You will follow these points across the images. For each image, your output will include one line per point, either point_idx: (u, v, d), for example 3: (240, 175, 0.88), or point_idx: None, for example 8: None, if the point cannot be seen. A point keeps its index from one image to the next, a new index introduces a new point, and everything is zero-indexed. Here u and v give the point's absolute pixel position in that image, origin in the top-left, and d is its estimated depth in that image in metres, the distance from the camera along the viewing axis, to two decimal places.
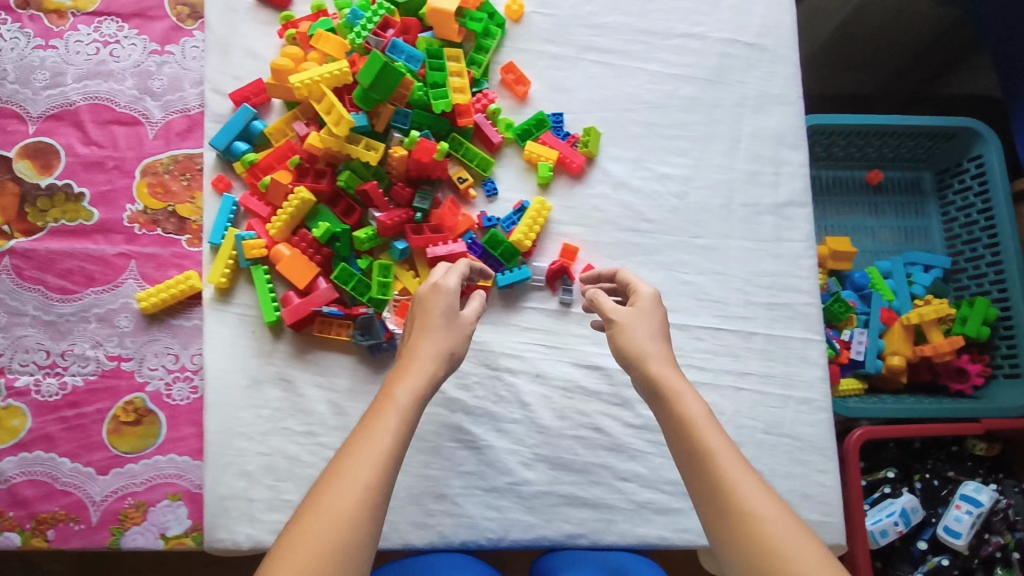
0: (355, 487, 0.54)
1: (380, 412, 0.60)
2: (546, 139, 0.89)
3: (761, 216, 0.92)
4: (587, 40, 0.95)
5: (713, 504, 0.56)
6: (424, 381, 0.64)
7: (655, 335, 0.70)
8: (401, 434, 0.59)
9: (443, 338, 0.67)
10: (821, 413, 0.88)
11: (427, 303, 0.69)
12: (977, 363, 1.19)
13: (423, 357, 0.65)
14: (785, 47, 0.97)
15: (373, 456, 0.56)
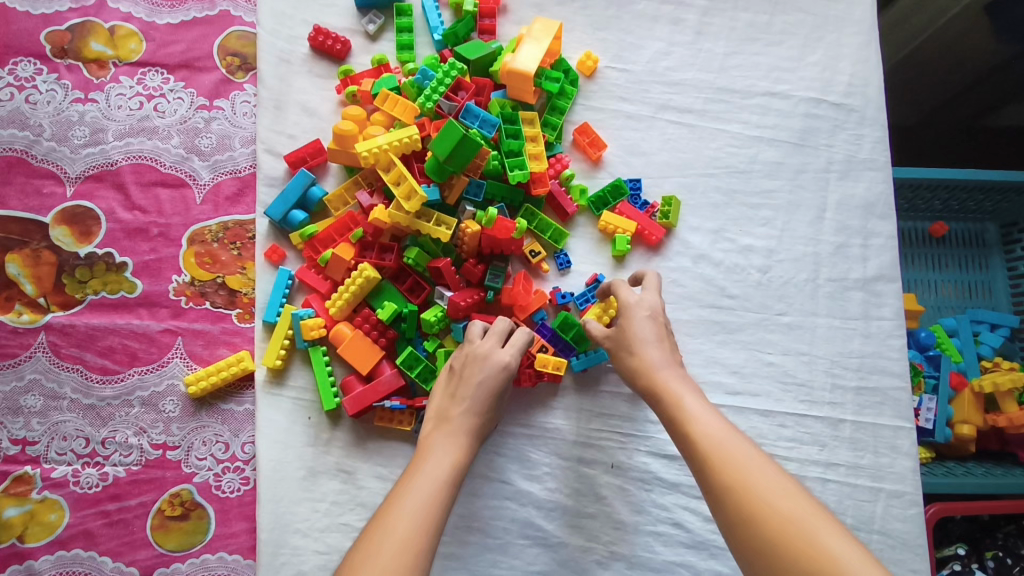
0: (405, 544, 0.50)
1: (425, 472, 0.58)
2: (623, 209, 0.82)
3: (848, 291, 0.85)
4: (664, 97, 0.88)
5: (707, 487, 0.55)
6: (463, 450, 0.62)
7: (639, 339, 0.68)
8: (446, 498, 0.56)
9: (487, 413, 0.66)
10: (914, 508, 0.79)
11: (468, 372, 0.67)
12: None
13: (466, 430, 0.63)
14: (873, 108, 0.90)
15: (428, 520, 0.53)
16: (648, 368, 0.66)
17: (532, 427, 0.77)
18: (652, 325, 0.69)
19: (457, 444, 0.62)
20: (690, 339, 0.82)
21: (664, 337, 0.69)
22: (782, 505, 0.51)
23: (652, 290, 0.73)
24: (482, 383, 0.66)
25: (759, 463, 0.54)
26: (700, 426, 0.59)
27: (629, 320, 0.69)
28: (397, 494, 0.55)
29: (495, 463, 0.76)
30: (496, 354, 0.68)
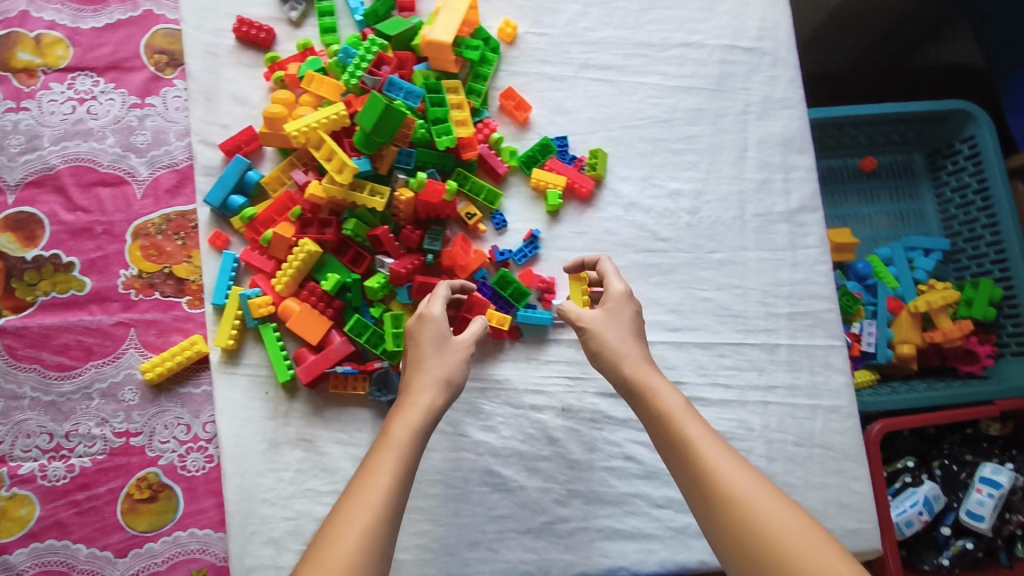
0: (357, 530, 0.52)
1: (378, 452, 0.58)
2: (553, 165, 0.85)
3: (774, 225, 0.87)
4: (584, 57, 0.90)
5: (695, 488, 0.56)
6: (415, 413, 0.61)
7: (620, 331, 0.68)
8: (399, 471, 0.57)
9: (436, 365, 0.65)
10: (850, 419, 0.83)
11: (415, 336, 0.68)
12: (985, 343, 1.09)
13: (420, 389, 0.63)
14: (784, 50, 0.93)
15: (375, 498, 0.54)
16: (628, 360, 0.66)
17: (483, 380, 0.80)
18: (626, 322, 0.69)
19: (409, 410, 0.61)
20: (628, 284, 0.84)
21: (638, 328, 0.69)
22: (777, 518, 0.52)
23: (622, 275, 0.73)
24: (417, 342, 0.66)
25: (747, 475, 0.55)
26: (688, 427, 0.59)
27: (615, 311, 0.70)
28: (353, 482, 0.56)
29: (449, 418, 0.79)
30: (425, 311, 0.69)
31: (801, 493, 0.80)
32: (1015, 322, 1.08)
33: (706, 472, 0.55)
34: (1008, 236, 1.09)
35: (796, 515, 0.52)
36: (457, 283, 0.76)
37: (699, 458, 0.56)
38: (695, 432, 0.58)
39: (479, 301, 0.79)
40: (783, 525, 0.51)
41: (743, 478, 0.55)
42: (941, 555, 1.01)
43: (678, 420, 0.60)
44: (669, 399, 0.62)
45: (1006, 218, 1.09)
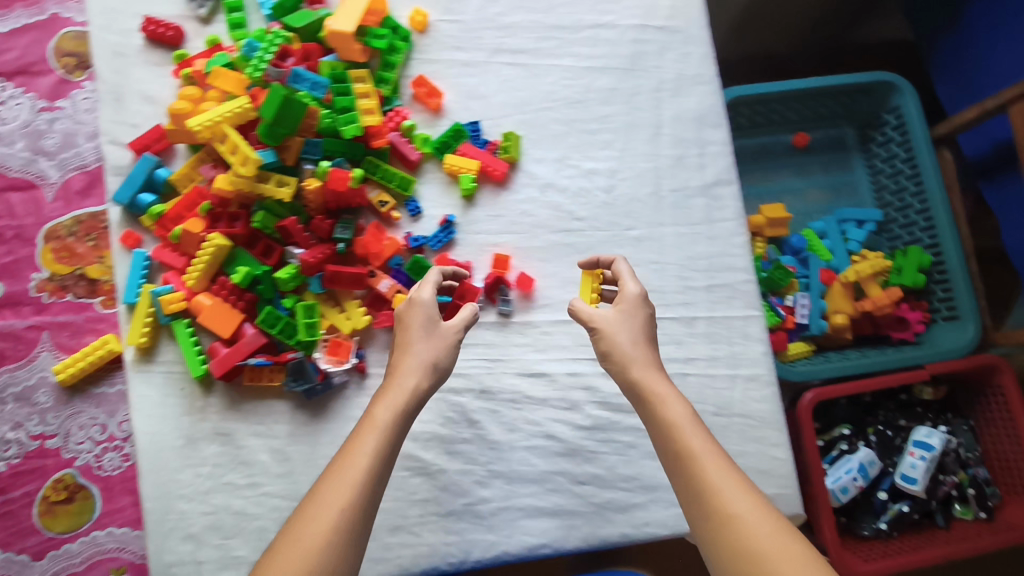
0: (334, 511, 0.54)
1: (360, 432, 0.59)
2: (465, 149, 0.85)
3: (690, 199, 0.88)
4: (496, 42, 0.90)
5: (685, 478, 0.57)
6: (400, 396, 0.62)
7: (626, 328, 0.68)
8: (380, 453, 0.58)
9: (421, 349, 0.65)
10: (769, 387, 0.84)
11: (404, 321, 0.67)
12: (916, 309, 1.11)
13: (405, 372, 0.63)
14: (696, 27, 0.93)
15: (354, 477, 0.55)
16: (632, 357, 0.66)
17: None
18: (637, 328, 0.68)
19: (395, 393, 0.62)
20: (544, 264, 0.84)
21: (648, 338, 0.67)
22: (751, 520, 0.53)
23: (636, 276, 0.72)
24: (404, 326, 0.66)
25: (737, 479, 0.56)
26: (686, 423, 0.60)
27: (626, 310, 0.69)
28: (334, 461, 0.58)
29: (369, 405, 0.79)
30: (414, 293, 0.68)
31: None
32: (943, 287, 1.10)
33: (703, 485, 0.55)
34: (935, 204, 1.10)
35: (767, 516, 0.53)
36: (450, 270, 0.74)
37: (700, 472, 0.56)
38: (699, 446, 0.58)
39: (472, 288, 0.80)
40: (758, 531, 0.52)
41: (737, 493, 0.54)
42: (878, 519, 1.03)
43: (683, 434, 0.59)
44: (676, 410, 0.61)
45: (932, 186, 1.11)
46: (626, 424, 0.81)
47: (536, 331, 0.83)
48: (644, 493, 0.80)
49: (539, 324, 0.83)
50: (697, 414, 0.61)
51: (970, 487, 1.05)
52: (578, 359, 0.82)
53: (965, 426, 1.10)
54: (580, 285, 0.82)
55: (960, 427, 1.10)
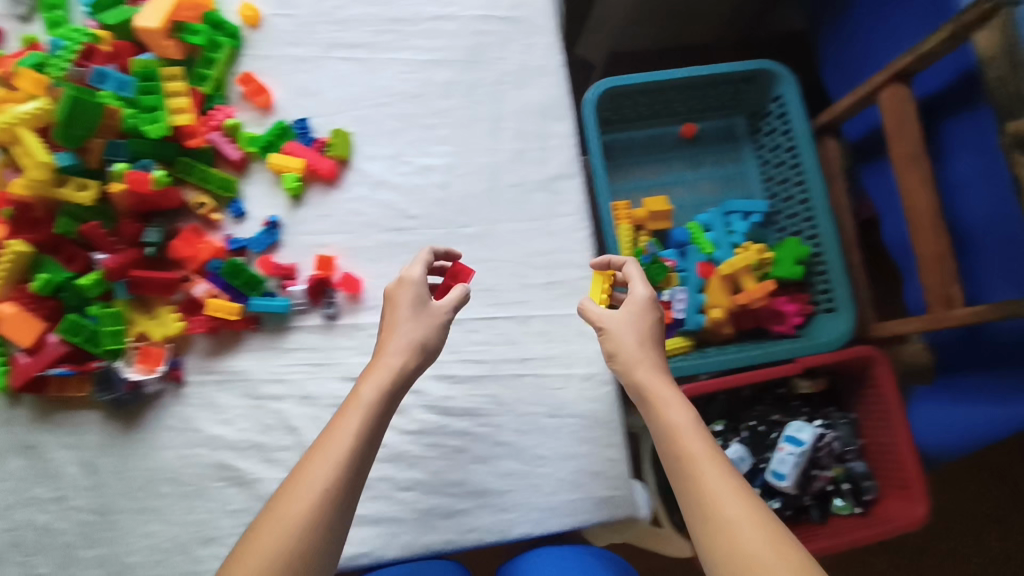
0: (315, 490, 0.53)
1: (343, 411, 0.58)
2: (290, 148, 0.81)
3: (530, 194, 0.84)
4: (332, 36, 0.86)
5: (687, 481, 0.56)
6: (390, 376, 0.61)
7: (634, 331, 0.66)
8: (365, 435, 0.57)
9: (409, 330, 0.64)
10: (606, 387, 0.81)
11: (393, 311, 0.66)
12: (795, 301, 1.10)
13: (393, 352, 0.63)
14: (542, 17, 0.88)
15: (338, 457, 0.55)
16: (635, 362, 0.64)
17: (219, 372, 0.78)
18: (641, 322, 0.67)
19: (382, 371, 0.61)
20: (373, 265, 0.81)
21: (651, 335, 0.67)
22: (748, 535, 0.51)
23: (647, 279, 0.71)
24: (392, 307, 0.65)
25: (736, 487, 0.54)
26: (687, 428, 0.58)
27: (636, 314, 0.67)
28: (319, 441, 0.57)
29: (184, 413, 0.77)
30: (406, 271, 0.67)
31: (552, 464, 0.79)
32: (823, 279, 1.08)
33: (699, 488, 0.54)
34: (814, 193, 1.08)
35: (767, 529, 0.51)
36: (439, 248, 0.73)
37: (698, 476, 0.55)
38: (700, 451, 0.56)
39: (465, 270, 0.76)
40: (755, 543, 0.50)
41: (732, 499, 0.53)
42: None
43: (683, 437, 0.57)
44: (678, 415, 0.59)
45: (811, 175, 1.08)
46: (453, 428, 0.79)
47: (363, 334, 0.80)
48: (470, 499, 0.77)
49: (367, 327, 0.80)
50: (700, 420, 0.59)
51: (845, 482, 1.04)
52: None
53: (843, 419, 1.09)
54: (591, 283, 0.81)
55: (839, 420, 1.10)
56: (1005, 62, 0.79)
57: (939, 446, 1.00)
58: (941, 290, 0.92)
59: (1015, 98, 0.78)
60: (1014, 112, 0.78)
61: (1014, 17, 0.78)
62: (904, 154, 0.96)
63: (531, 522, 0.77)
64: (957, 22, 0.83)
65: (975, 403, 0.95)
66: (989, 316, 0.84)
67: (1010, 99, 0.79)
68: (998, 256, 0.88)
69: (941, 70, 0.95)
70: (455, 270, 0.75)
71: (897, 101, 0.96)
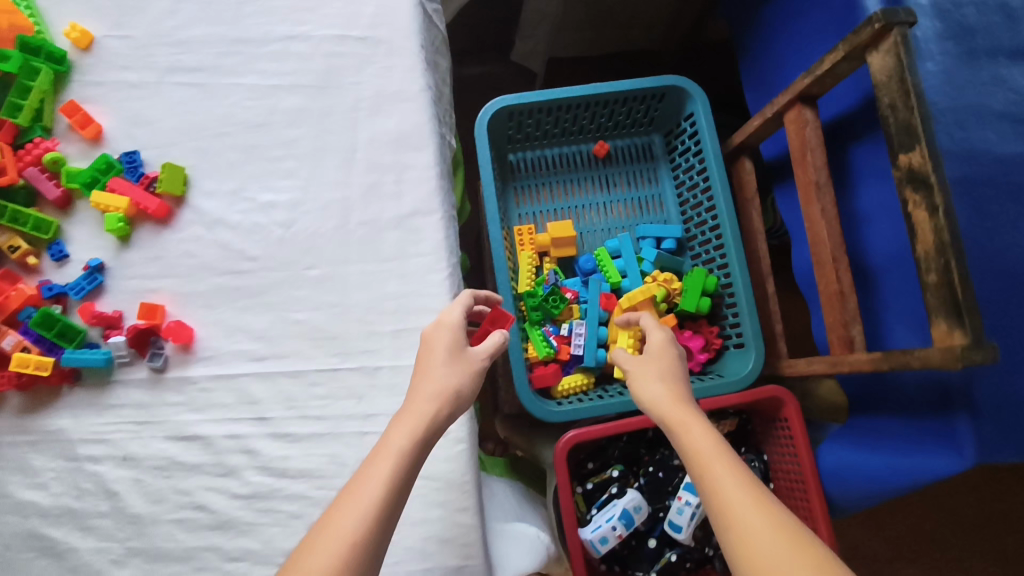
0: (342, 540, 0.53)
1: (377, 454, 0.59)
2: (114, 184, 0.74)
3: (383, 233, 0.77)
4: (170, 59, 0.78)
5: (712, 500, 0.56)
6: (427, 419, 0.62)
7: (655, 370, 0.69)
8: (398, 478, 0.57)
9: (444, 375, 0.65)
10: (459, 445, 0.75)
11: (431, 353, 0.67)
12: (701, 336, 1.04)
13: (428, 394, 0.63)
14: (403, 38, 0.80)
15: (371, 500, 0.55)
16: (656, 400, 0.66)
17: (33, 432, 0.72)
18: (666, 361, 0.71)
19: (416, 415, 0.62)
20: (208, 312, 0.74)
21: (674, 373, 0.69)
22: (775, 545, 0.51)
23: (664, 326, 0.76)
24: (430, 349, 0.66)
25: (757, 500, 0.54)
26: (705, 448, 0.59)
27: (657, 355, 0.71)
28: (348, 486, 0.57)
29: None
30: (443, 317, 0.69)
31: (399, 531, 0.73)
32: (732, 312, 1.02)
33: (723, 503, 0.55)
34: (723, 221, 1.01)
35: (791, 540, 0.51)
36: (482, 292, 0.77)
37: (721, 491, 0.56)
38: (721, 467, 0.57)
39: (503, 314, 0.78)
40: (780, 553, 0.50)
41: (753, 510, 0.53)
42: (651, 568, 0.95)
43: (703, 459, 0.58)
44: (695, 437, 0.61)
45: (720, 200, 1.01)
46: (289, 492, 0.72)
47: (193, 389, 0.73)
48: None
49: (197, 381, 0.73)
50: (722, 441, 0.60)
51: None
52: (239, 419, 0.73)
53: (755, 462, 1.04)
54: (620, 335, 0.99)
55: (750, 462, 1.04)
56: (896, 86, 0.71)
57: (849, 493, 0.93)
58: (842, 332, 0.85)
59: (906, 130, 0.70)
60: (904, 142, 0.70)
61: (904, 36, 0.71)
62: (808, 182, 0.88)
63: None
64: (850, 40, 0.76)
65: (883, 452, 0.87)
66: (884, 366, 0.77)
67: (900, 128, 0.71)
68: (905, 295, 0.82)
69: (849, 91, 0.88)
70: (495, 316, 0.78)
71: (800, 124, 0.88)
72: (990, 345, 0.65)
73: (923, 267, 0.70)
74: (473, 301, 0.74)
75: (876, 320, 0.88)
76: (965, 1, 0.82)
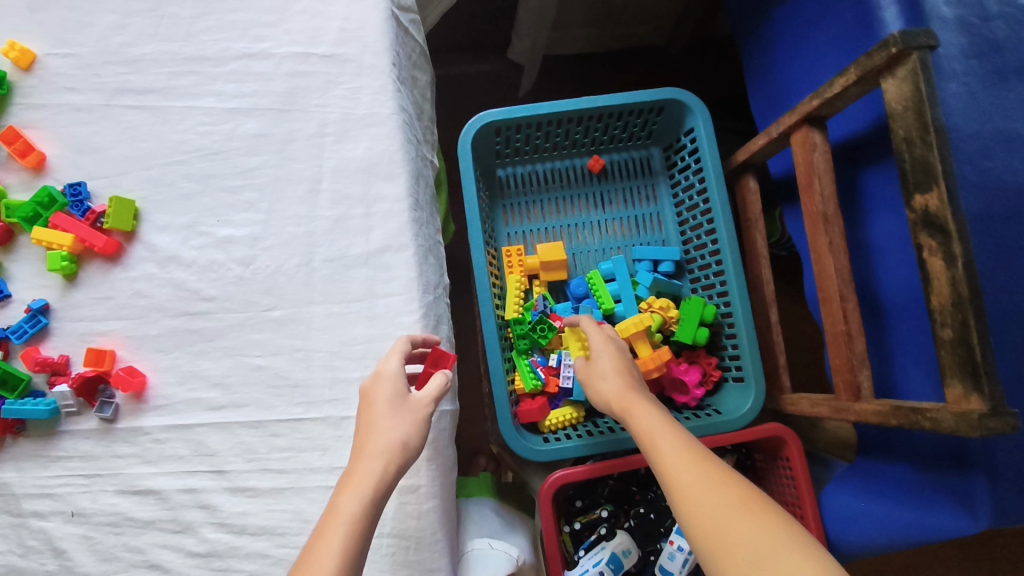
0: None
1: (326, 523, 0.52)
2: (57, 220, 0.68)
3: (350, 271, 0.71)
4: (119, 80, 0.73)
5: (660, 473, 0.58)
6: (376, 477, 0.56)
7: (601, 367, 0.72)
8: (352, 546, 0.51)
9: (390, 426, 0.59)
10: (431, 501, 0.69)
11: (374, 405, 0.60)
12: (698, 368, 0.98)
13: (375, 451, 0.57)
14: (371, 55, 0.74)
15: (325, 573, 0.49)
16: (610, 395, 0.69)
17: None
18: (615, 355, 0.74)
19: (362, 475, 0.55)
20: (160, 356, 0.69)
21: (626, 366, 0.72)
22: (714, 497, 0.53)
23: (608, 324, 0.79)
24: (370, 404, 0.60)
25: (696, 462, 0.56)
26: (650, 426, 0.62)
27: (600, 354, 0.74)
28: (298, 563, 0.50)
29: None
30: (381, 368, 0.62)
31: None
32: (732, 344, 0.96)
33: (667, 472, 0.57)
34: (723, 245, 0.94)
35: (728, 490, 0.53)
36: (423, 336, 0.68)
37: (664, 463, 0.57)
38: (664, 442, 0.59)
39: (445, 355, 0.69)
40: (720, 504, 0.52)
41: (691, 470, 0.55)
42: None
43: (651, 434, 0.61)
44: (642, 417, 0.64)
45: (720, 225, 0.95)
46: (248, 550, 0.66)
47: (146, 440, 0.67)
48: None
49: (150, 431, 0.67)
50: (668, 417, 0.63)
51: None
52: (195, 472, 0.67)
53: None
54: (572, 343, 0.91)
55: None
56: (913, 119, 0.67)
57: (850, 540, 0.87)
58: (848, 377, 0.79)
59: (922, 168, 0.66)
60: (921, 183, 0.66)
61: (923, 62, 0.66)
62: (815, 213, 0.82)
63: None
64: (864, 62, 0.71)
65: (891, 502, 0.81)
66: (892, 420, 0.73)
67: (917, 167, 0.67)
68: (917, 338, 0.76)
69: (863, 112, 0.81)
70: (435, 356, 0.68)
71: (808, 147, 0.83)
72: (1011, 412, 0.61)
73: (938, 319, 0.66)
74: (411, 346, 0.67)
75: (884, 364, 0.82)
76: (994, 14, 0.73)
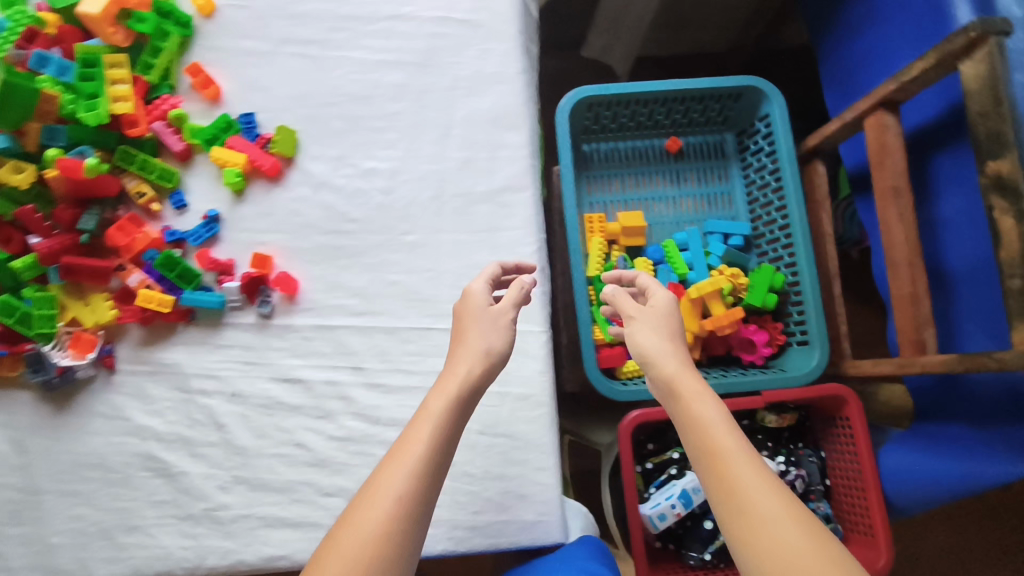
0: (390, 496, 0.50)
1: (415, 422, 0.55)
2: (233, 142, 0.79)
3: (475, 206, 0.80)
4: (284, 31, 0.84)
5: (713, 477, 0.52)
6: (465, 376, 0.58)
7: (662, 329, 0.61)
8: (437, 444, 0.54)
9: (479, 334, 0.61)
10: (541, 408, 0.76)
11: (466, 319, 0.62)
12: (765, 331, 1.06)
13: (461, 356, 0.59)
14: (502, 22, 0.85)
15: (409, 468, 0.52)
16: (658, 359, 0.59)
17: (149, 363, 0.75)
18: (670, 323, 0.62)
19: (451, 376, 0.58)
20: (312, 266, 0.79)
21: (679, 334, 0.62)
22: (775, 524, 0.48)
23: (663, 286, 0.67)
24: (461, 319, 0.62)
25: (752, 470, 0.51)
26: (705, 420, 0.54)
27: (654, 315, 0.62)
28: (395, 447, 0.54)
29: (113, 401, 0.74)
30: (469, 286, 0.65)
31: (479, 483, 0.74)
32: (797, 309, 1.05)
33: (729, 480, 0.51)
34: (793, 219, 1.02)
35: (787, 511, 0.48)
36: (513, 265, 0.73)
37: (725, 469, 0.51)
38: (729, 447, 0.53)
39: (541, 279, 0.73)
40: (782, 529, 0.48)
41: (764, 493, 0.50)
42: (705, 548, 0.95)
43: (705, 432, 0.54)
44: (702, 410, 0.55)
45: (792, 200, 1.03)
46: (382, 438, 0.74)
47: (296, 336, 0.77)
48: None
49: (300, 329, 0.77)
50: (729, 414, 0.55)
51: None
52: (337, 366, 0.76)
53: (811, 457, 1.05)
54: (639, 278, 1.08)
55: (807, 457, 1.05)
56: (987, 95, 0.75)
57: (911, 496, 0.94)
58: (913, 336, 0.87)
59: (995, 138, 0.75)
60: (993, 151, 0.75)
61: (999, 46, 0.75)
62: (885, 187, 0.90)
63: (453, 538, 0.73)
64: (943, 48, 0.80)
65: (946, 454, 0.88)
66: (958, 367, 0.80)
67: (989, 136, 0.75)
68: (981, 301, 0.84)
69: (933, 100, 0.90)
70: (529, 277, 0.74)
71: (881, 128, 0.92)
72: None
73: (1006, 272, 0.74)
74: (501, 272, 0.70)
75: (948, 326, 0.90)
76: None
